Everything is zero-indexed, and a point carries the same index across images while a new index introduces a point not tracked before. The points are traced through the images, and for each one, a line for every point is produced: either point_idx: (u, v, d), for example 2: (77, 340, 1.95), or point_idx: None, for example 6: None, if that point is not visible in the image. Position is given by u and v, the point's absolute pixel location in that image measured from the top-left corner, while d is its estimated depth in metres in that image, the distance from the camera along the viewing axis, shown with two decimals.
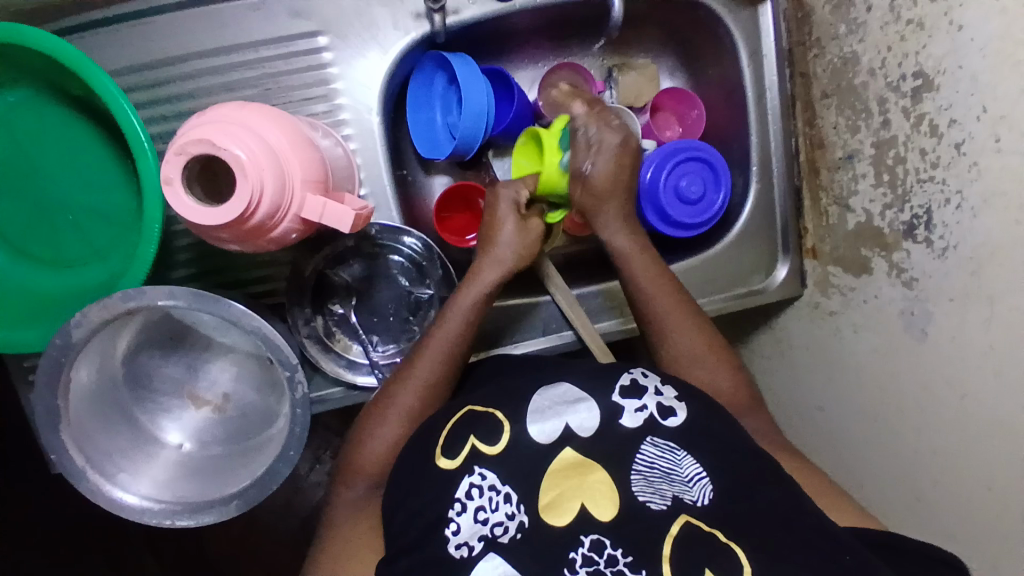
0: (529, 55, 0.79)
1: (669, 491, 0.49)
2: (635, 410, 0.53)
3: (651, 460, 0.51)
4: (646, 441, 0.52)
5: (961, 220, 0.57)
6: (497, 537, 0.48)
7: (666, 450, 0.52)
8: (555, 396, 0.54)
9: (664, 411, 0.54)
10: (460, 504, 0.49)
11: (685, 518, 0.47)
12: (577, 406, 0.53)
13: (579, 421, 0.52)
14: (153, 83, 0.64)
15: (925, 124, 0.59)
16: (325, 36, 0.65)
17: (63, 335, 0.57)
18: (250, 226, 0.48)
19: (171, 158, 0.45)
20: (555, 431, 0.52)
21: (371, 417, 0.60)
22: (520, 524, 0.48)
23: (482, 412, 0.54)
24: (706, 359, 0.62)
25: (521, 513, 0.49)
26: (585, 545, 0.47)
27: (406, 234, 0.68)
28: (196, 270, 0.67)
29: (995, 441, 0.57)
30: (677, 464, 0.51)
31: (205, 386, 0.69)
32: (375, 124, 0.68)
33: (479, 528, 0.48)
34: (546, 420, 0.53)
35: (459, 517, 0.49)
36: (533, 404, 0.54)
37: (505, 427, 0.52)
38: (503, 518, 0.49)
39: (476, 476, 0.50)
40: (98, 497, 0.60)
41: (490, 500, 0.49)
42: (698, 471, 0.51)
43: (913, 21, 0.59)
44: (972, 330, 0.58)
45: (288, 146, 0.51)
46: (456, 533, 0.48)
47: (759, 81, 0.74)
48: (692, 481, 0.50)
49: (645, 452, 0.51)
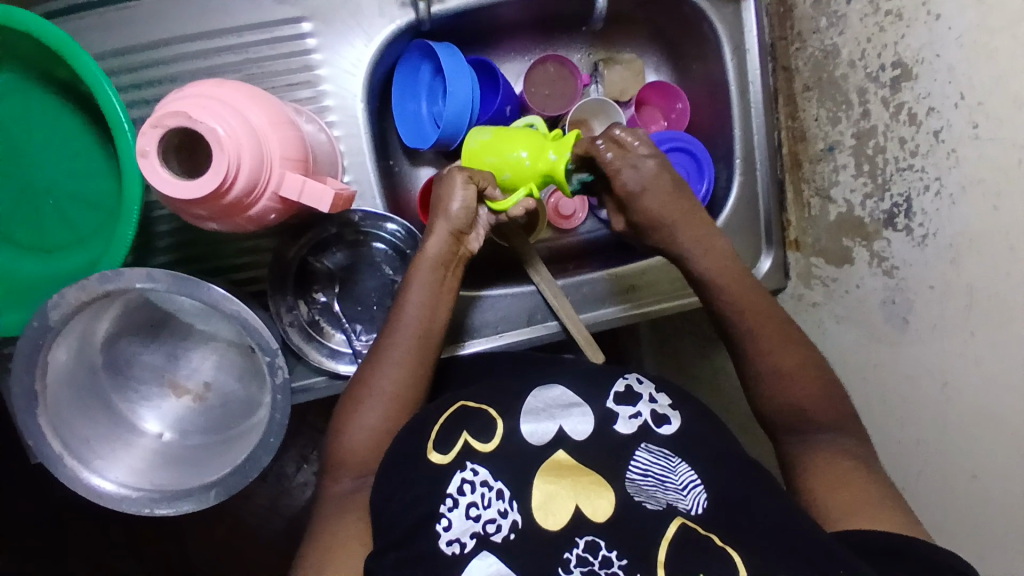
0: (515, 48, 0.80)
1: (664, 497, 0.49)
2: (629, 417, 0.54)
3: (646, 466, 0.51)
4: (642, 448, 0.52)
5: (939, 208, 0.58)
6: (490, 535, 0.47)
7: (661, 456, 0.52)
8: (548, 398, 0.55)
9: (659, 419, 0.54)
10: (451, 499, 0.49)
11: (680, 520, 0.47)
12: (572, 410, 0.54)
13: (573, 425, 0.53)
14: (136, 68, 0.64)
15: (904, 113, 0.60)
16: (309, 23, 0.66)
17: (40, 317, 0.56)
18: (227, 202, 0.47)
19: (148, 130, 0.44)
20: (548, 432, 0.53)
21: (351, 404, 0.60)
22: (513, 522, 0.48)
23: (475, 408, 0.55)
24: (791, 379, 0.60)
25: (513, 512, 0.48)
26: (580, 545, 0.46)
27: (389, 221, 0.67)
28: (176, 258, 0.67)
29: (976, 429, 0.57)
30: (671, 470, 0.51)
31: (186, 374, 0.68)
32: (360, 111, 0.68)
33: (471, 525, 0.48)
34: (540, 422, 0.53)
35: (450, 512, 0.48)
36: (528, 404, 0.55)
37: (498, 424, 0.53)
38: (496, 515, 0.48)
39: (468, 471, 0.50)
40: (75, 483, 0.60)
41: (483, 497, 0.49)
42: (692, 479, 0.50)
43: (891, 12, 0.60)
44: (952, 319, 0.58)
45: (267, 123, 0.50)
46: (447, 529, 0.48)
47: (743, 76, 0.75)
48: (686, 488, 0.50)
49: (640, 458, 0.51)
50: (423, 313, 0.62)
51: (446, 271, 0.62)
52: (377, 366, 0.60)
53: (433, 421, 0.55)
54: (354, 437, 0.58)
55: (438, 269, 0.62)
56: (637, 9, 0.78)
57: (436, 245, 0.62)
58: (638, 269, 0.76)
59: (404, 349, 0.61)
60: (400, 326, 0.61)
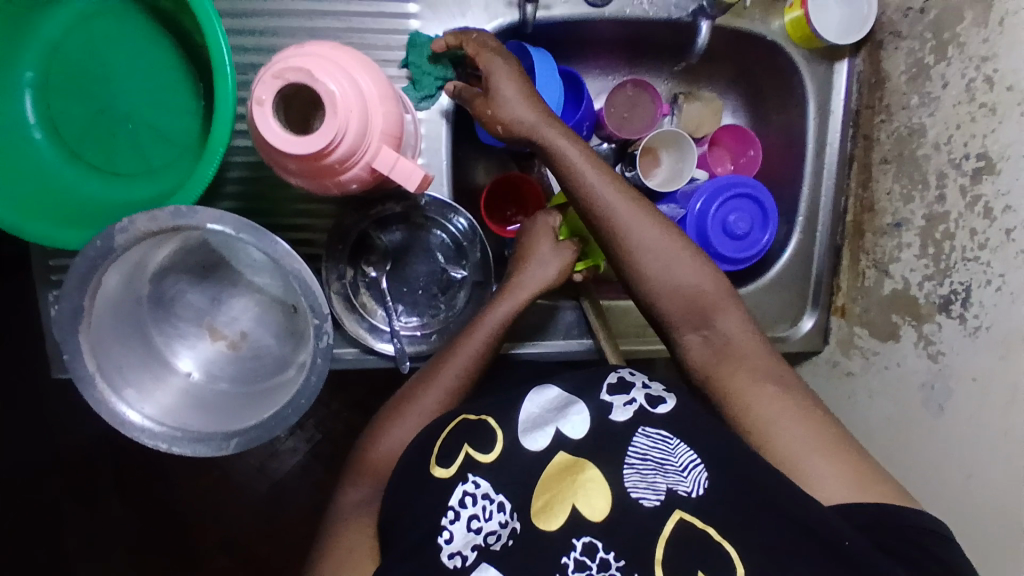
0: (601, 66, 0.80)
1: (663, 483, 0.47)
2: (624, 405, 0.52)
3: (644, 453, 0.49)
4: (639, 433, 0.50)
5: (998, 303, 0.59)
6: (490, 545, 0.48)
7: (659, 439, 0.49)
8: (544, 401, 0.53)
9: (654, 400, 0.52)
10: (453, 512, 0.49)
11: (679, 515, 0.46)
12: (568, 411, 0.52)
13: (570, 426, 0.51)
14: (242, 15, 0.65)
15: (980, 205, 0.61)
16: (416, 5, 0.67)
17: (106, 238, 0.57)
18: (324, 164, 0.48)
19: (268, 79, 0.45)
20: (547, 437, 0.51)
21: (392, 413, 0.61)
22: (513, 531, 0.48)
23: (475, 421, 0.54)
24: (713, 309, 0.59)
25: (514, 522, 0.49)
26: (578, 547, 0.46)
27: (456, 214, 0.68)
28: (241, 206, 0.67)
29: (993, 526, 0.58)
30: (672, 453, 0.49)
31: (224, 321, 0.68)
32: (445, 98, 0.69)
33: (472, 537, 0.48)
34: (537, 430, 0.52)
35: (452, 525, 0.48)
36: (524, 414, 0.53)
37: (496, 438, 0.52)
38: (496, 526, 0.49)
39: (470, 484, 0.50)
40: (101, 407, 0.60)
41: (483, 509, 0.49)
42: (692, 459, 0.48)
43: (985, 105, 0.61)
44: (991, 414, 0.59)
45: (376, 94, 0.51)
46: (449, 541, 0.48)
47: (822, 134, 0.75)
48: (686, 469, 0.48)
49: (638, 443, 0.49)
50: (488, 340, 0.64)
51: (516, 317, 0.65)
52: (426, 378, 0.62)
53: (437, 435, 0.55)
54: (386, 430, 0.61)
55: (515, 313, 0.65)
56: (731, 52, 0.78)
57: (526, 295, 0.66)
58: None
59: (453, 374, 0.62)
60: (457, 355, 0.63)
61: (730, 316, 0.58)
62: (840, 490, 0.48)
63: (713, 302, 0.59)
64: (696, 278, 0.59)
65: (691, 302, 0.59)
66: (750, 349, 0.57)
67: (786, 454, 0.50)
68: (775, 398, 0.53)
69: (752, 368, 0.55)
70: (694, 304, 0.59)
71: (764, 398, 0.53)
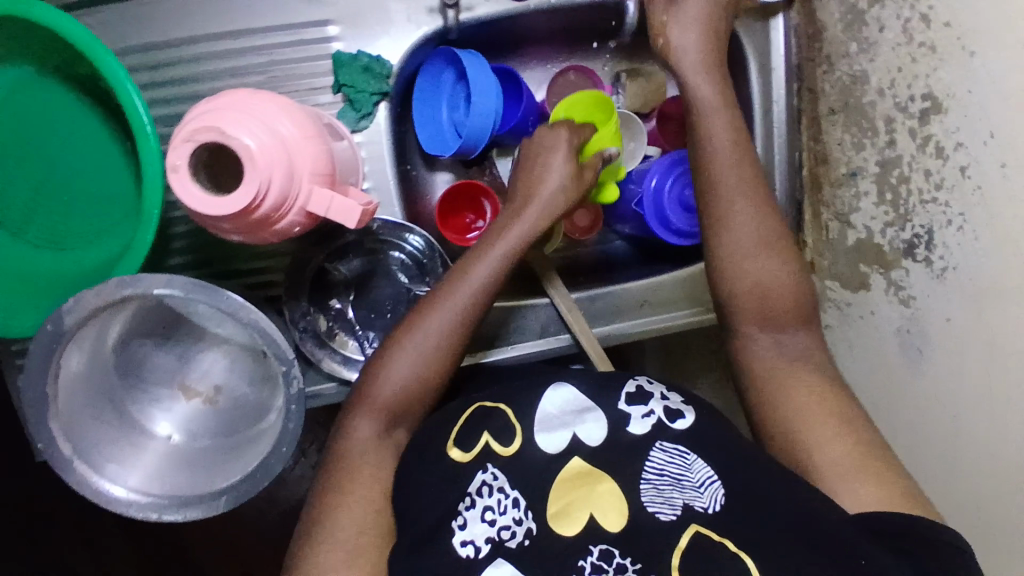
0: (539, 56, 0.78)
1: (680, 498, 0.49)
2: (642, 416, 0.53)
3: (661, 467, 0.51)
4: (656, 447, 0.52)
5: (961, 241, 0.59)
6: (504, 541, 0.49)
7: (676, 454, 0.51)
8: (560, 402, 0.54)
9: (673, 414, 0.54)
10: (470, 499, 0.50)
11: (695, 528, 0.48)
12: (585, 416, 0.53)
13: (587, 432, 0.52)
14: (157, 65, 0.63)
15: (932, 145, 0.60)
16: (336, 27, 0.65)
17: (55, 321, 0.55)
18: (256, 217, 0.47)
19: (179, 144, 0.44)
20: (562, 441, 0.52)
21: (376, 364, 0.60)
22: (527, 530, 0.49)
23: (491, 407, 0.55)
24: (768, 286, 0.60)
25: (528, 520, 0.50)
26: (594, 553, 0.48)
27: (409, 232, 0.67)
28: (192, 259, 0.65)
29: (983, 463, 0.58)
30: (688, 468, 0.51)
31: (196, 376, 0.67)
32: (382, 117, 0.67)
33: (487, 530, 0.49)
34: (553, 431, 0.53)
35: (467, 512, 0.50)
36: (542, 411, 0.54)
37: (514, 424, 0.53)
38: (511, 521, 0.50)
39: (488, 474, 0.51)
40: (85, 488, 0.59)
41: (499, 502, 0.50)
42: (709, 476, 0.50)
43: (925, 44, 0.60)
44: (967, 353, 0.59)
45: (299, 137, 0.50)
46: (463, 528, 0.49)
47: (767, 95, 0.74)
48: (703, 485, 0.50)
49: (654, 458, 0.51)
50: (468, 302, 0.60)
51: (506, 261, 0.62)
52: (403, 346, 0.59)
53: (453, 422, 0.56)
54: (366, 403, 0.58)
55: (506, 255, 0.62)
56: None
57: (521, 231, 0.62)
58: (651, 286, 0.75)
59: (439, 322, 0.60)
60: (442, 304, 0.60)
61: (796, 338, 0.60)
62: (882, 506, 0.50)
63: (791, 314, 0.60)
64: (786, 282, 0.60)
65: (766, 309, 0.60)
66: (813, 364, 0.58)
67: (835, 475, 0.52)
68: (825, 414, 0.55)
69: (810, 385, 0.57)
70: (775, 313, 0.60)
71: (821, 419, 0.55)
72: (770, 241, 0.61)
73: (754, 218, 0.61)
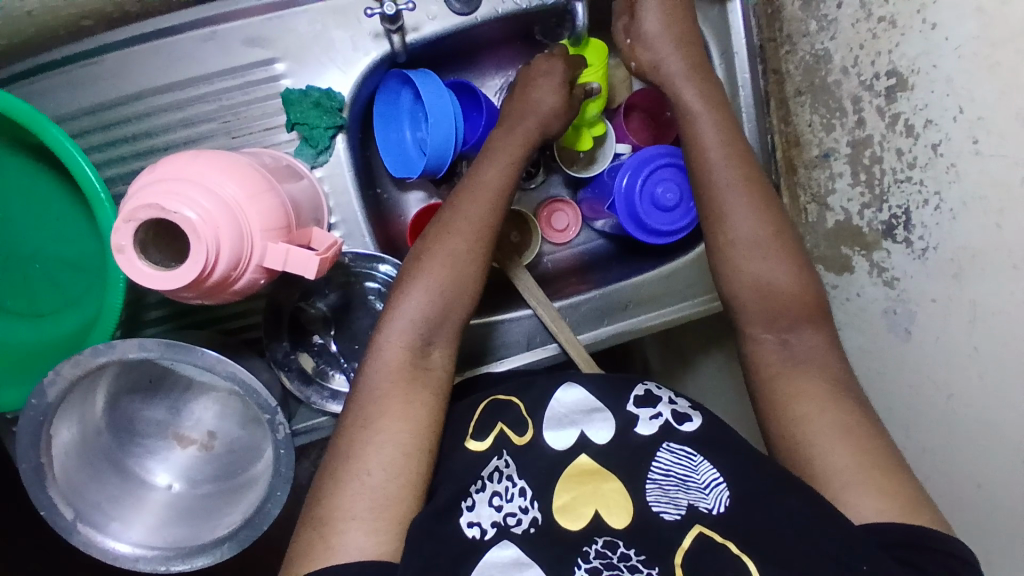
0: (496, 64, 0.77)
1: (685, 499, 0.49)
2: (650, 418, 0.54)
3: (667, 467, 0.51)
4: (663, 448, 0.52)
5: (940, 222, 0.56)
6: (510, 526, 0.49)
7: (683, 456, 0.52)
8: (571, 402, 0.56)
9: (679, 417, 0.54)
10: (481, 483, 0.52)
11: (699, 529, 0.47)
12: (593, 416, 0.55)
13: (594, 431, 0.54)
14: (109, 125, 0.63)
15: (901, 123, 0.58)
16: (282, 63, 0.64)
17: (38, 395, 0.56)
18: (211, 283, 0.47)
19: (121, 225, 0.44)
20: (571, 437, 0.54)
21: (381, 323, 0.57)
22: (533, 519, 0.50)
23: (505, 400, 0.57)
24: (762, 254, 0.59)
25: (534, 509, 0.50)
26: (598, 542, 0.48)
27: (381, 261, 0.66)
28: (170, 311, 0.66)
29: (982, 443, 0.56)
30: (694, 470, 0.51)
31: (189, 425, 0.68)
32: (340, 149, 0.67)
33: (494, 514, 0.50)
34: (563, 429, 0.54)
35: (476, 495, 0.51)
36: (551, 411, 0.55)
37: (528, 420, 0.55)
38: (517, 509, 0.50)
39: (500, 461, 0.53)
40: (91, 548, 0.61)
41: (506, 489, 0.51)
42: (714, 477, 0.50)
43: (884, 18, 0.58)
44: (954, 332, 0.57)
45: (245, 198, 0.49)
46: (472, 509, 0.50)
47: (732, 79, 0.72)
48: (708, 487, 0.50)
49: (661, 459, 0.51)
50: (477, 222, 0.58)
51: (491, 202, 0.59)
52: (415, 275, 0.57)
53: (469, 417, 0.58)
54: (386, 337, 0.55)
55: (491, 196, 0.60)
56: None
57: (498, 176, 0.61)
58: (632, 287, 0.74)
59: (439, 268, 0.57)
60: (438, 252, 0.57)
61: (806, 332, 0.57)
62: (886, 517, 0.47)
63: (802, 305, 0.58)
64: (786, 279, 0.59)
65: (769, 301, 0.58)
66: (819, 365, 0.56)
67: (841, 482, 0.50)
68: (835, 423, 0.52)
69: (818, 386, 0.54)
70: (782, 303, 0.58)
71: (829, 426, 0.52)
72: (748, 190, 0.61)
73: (728, 161, 0.62)
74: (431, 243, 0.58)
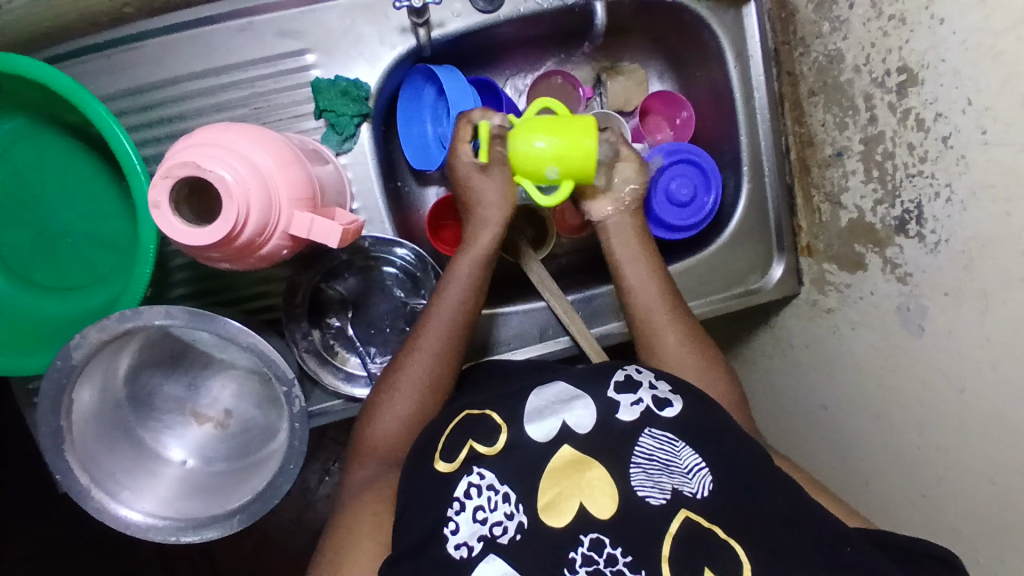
0: (518, 64, 0.81)
1: (669, 483, 0.48)
2: (631, 404, 0.51)
3: (650, 453, 0.49)
4: (645, 434, 0.50)
5: (950, 214, 0.57)
6: (497, 537, 0.46)
7: (665, 441, 0.50)
8: (551, 394, 0.53)
9: (660, 402, 0.52)
10: (459, 503, 0.48)
11: (685, 514, 0.46)
12: (573, 404, 0.52)
13: (576, 419, 0.51)
14: (147, 107, 0.66)
15: (912, 118, 0.59)
16: (313, 54, 0.67)
17: (64, 357, 0.58)
18: (238, 244, 0.49)
19: (159, 181, 0.46)
20: (553, 428, 0.50)
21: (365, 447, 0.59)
22: (519, 524, 0.47)
23: (479, 415, 0.53)
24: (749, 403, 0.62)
25: (520, 513, 0.47)
26: (585, 543, 0.45)
27: (398, 246, 0.69)
28: (194, 289, 0.68)
29: (992, 437, 0.56)
30: (676, 456, 0.49)
31: (206, 403, 0.69)
32: (364, 138, 0.69)
33: (478, 528, 0.47)
34: (544, 419, 0.51)
35: (458, 516, 0.47)
36: (530, 405, 0.52)
37: (502, 430, 0.51)
38: (503, 517, 0.47)
39: (475, 475, 0.49)
40: (103, 515, 0.61)
41: (489, 500, 0.48)
42: (697, 463, 0.49)
43: (895, 16, 0.59)
44: (967, 324, 0.57)
45: (275, 166, 0.52)
46: (455, 533, 0.47)
47: (747, 81, 0.76)
48: (691, 472, 0.48)
49: (644, 444, 0.49)
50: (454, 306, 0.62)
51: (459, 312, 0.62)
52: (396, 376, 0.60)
53: (440, 433, 0.54)
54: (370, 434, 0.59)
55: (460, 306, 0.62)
56: (638, 17, 0.78)
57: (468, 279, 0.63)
58: None
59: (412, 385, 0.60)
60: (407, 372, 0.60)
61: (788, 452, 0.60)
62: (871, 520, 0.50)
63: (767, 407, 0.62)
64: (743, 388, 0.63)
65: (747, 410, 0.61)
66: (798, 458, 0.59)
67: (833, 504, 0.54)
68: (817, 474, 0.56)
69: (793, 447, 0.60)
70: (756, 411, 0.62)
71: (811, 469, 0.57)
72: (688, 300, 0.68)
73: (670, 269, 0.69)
74: (416, 335, 0.61)
